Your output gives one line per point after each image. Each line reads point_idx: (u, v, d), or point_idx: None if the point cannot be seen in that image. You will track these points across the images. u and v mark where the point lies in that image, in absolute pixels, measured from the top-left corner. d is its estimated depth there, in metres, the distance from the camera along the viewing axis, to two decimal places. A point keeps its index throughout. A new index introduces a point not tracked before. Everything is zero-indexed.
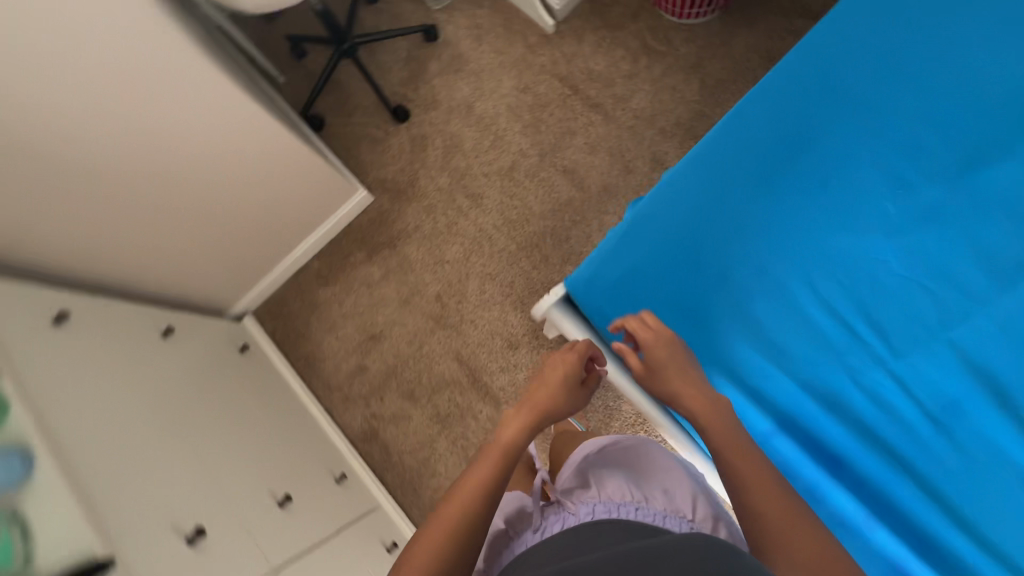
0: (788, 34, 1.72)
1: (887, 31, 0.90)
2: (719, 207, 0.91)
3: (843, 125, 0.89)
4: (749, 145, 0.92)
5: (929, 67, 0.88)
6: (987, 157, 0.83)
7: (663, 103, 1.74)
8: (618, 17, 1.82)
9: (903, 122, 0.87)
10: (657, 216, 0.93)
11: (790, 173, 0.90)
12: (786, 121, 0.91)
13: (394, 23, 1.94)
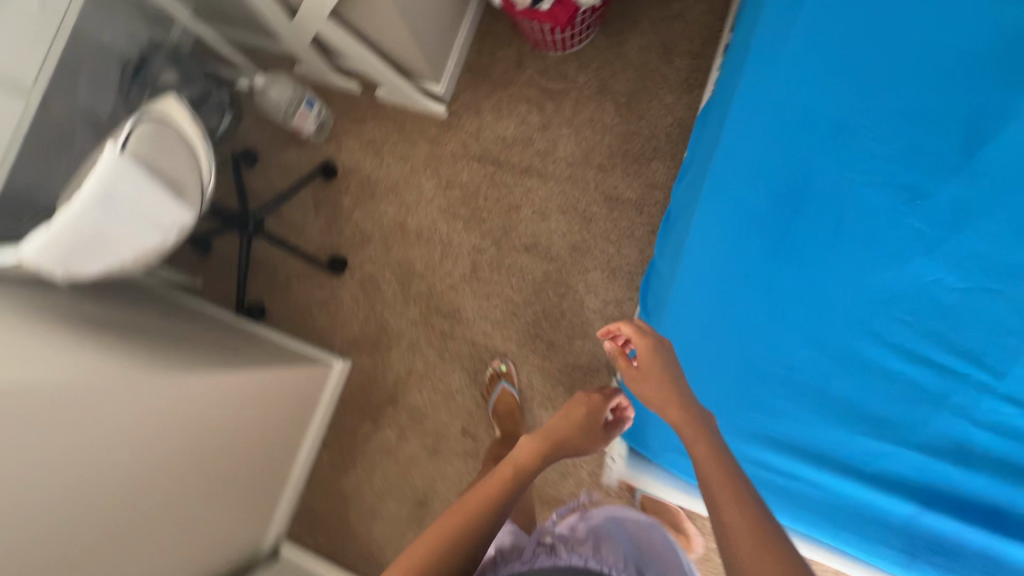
0: (674, 20, 1.65)
1: (826, 35, 0.82)
2: (745, 292, 0.81)
3: (830, 152, 0.80)
4: (741, 216, 0.82)
5: (887, 57, 0.79)
6: (992, 128, 0.75)
7: (589, 139, 1.65)
8: (503, 73, 1.71)
9: (889, 126, 0.78)
10: (685, 327, 0.83)
11: (800, 225, 0.80)
12: (769, 176, 0.81)
13: (287, 175, 1.80)
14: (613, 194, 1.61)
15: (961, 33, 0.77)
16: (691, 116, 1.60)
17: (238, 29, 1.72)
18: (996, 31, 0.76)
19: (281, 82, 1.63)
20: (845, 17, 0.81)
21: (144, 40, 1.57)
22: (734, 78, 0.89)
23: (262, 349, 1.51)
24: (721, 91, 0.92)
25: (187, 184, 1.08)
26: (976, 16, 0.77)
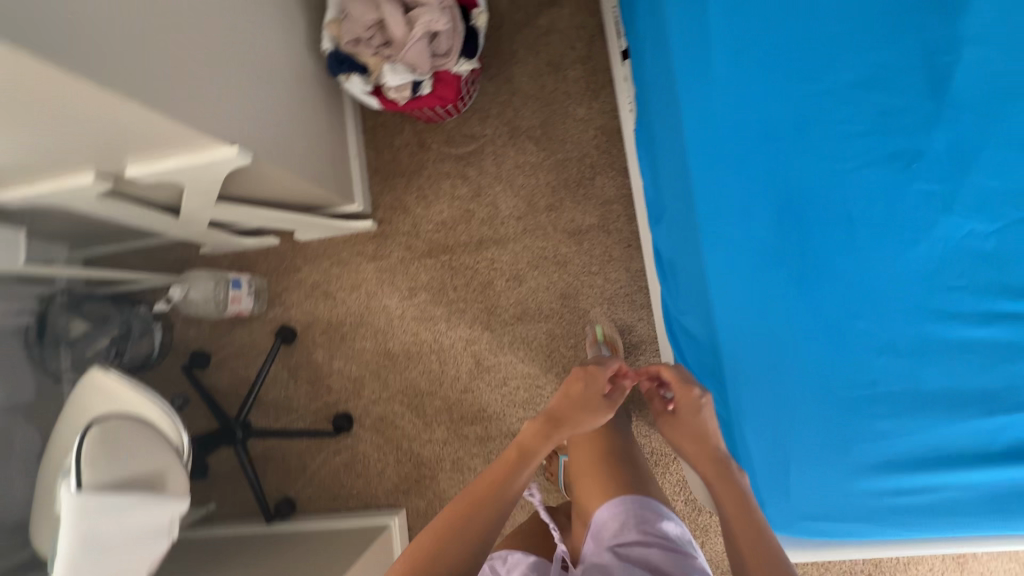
0: (548, 36, 1.58)
1: (747, 44, 0.80)
2: (797, 322, 0.76)
3: (805, 153, 0.77)
4: (750, 247, 0.79)
5: (813, 43, 0.78)
6: (933, 70, 0.76)
7: (526, 185, 1.57)
8: (411, 160, 1.61)
9: (847, 107, 0.77)
10: (757, 382, 0.77)
11: (815, 234, 0.76)
12: (757, 198, 0.79)
13: (247, 358, 1.66)
14: (572, 226, 1.54)
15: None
16: (607, 119, 1.54)
17: (125, 241, 1.56)
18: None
19: (199, 275, 1.52)
20: (750, 25, 0.80)
21: (33, 303, 1.39)
22: (672, 117, 0.87)
23: (310, 550, 1.37)
24: (665, 134, 0.90)
25: (162, 464, 0.94)
26: None
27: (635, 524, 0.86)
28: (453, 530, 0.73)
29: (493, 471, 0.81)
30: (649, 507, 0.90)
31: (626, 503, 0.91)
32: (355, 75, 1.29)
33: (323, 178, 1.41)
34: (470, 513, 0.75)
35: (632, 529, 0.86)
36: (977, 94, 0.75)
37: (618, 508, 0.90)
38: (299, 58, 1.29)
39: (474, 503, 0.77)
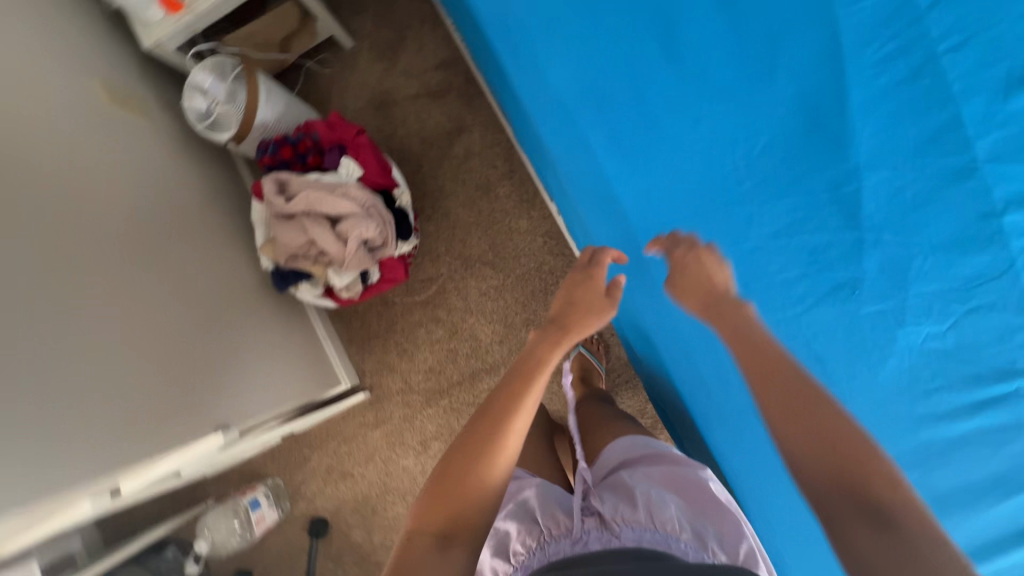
0: (467, 163, 1.61)
1: (653, 206, 0.86)
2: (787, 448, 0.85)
3: (745, 298, 0.82)
4: (736, 398, 0.88)
5: (715, 193, 0.82)
6: (842, 200, 0.76)
7: (495, 308, 1.59)
8: (381, 319, 1.63)
9: (768, 247, 0.80)
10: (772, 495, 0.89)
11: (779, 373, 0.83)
12: (723, 358, 0.87)
13: (288, 560, 1.65)
14: None
15: (754, 151, 0.79)
16: (550, 222, 1.58)
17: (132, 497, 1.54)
18: (779, 130, 0.78)
19: (220, 508, 1.59)
20: (668, 206, 0.85)
21: None
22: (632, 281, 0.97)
23: None
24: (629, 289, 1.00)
25: None
26: (753, 129, 0.79)
27: (647, 446, 0.98)
28: (496, 461, 0.74)
29: (519, 384, 0.82)
30: (658, 438, 1.02)
31: (636, 436, 1.03)
32: (302, 283, 1.31)
33: (304, 378, 1.44)
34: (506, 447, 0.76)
35: (643, 449, 0.98)
36: (888, 210, 0.75)
37: (633, 439, 1.02)
38: (237, 284, 1.34)
39: (515, 431, 0.77)
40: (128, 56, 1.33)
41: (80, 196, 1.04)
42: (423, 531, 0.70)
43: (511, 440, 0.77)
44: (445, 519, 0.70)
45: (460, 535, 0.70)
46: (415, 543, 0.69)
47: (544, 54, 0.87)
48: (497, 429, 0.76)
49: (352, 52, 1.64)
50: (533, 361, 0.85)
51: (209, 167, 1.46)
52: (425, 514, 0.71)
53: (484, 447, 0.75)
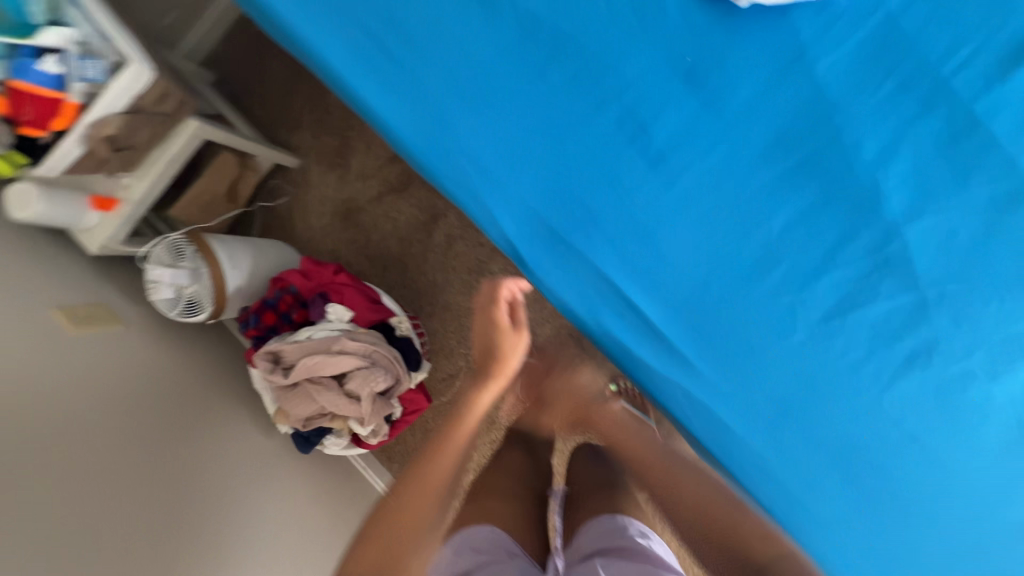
0: (451, 248, 1.50)
1: (659, 291, 0.76)
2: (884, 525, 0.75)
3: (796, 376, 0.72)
4: (836, 501, 0.75)
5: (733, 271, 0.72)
6: (888, 263, 0.67)
7: None
8: (415, 430, 1.58)
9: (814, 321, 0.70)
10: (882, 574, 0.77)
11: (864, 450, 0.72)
12: (808, 460, 0.74)
13: None
14: None
15: (774, 237, 0.69)
16: None
17: None
18: (791, 209, 0.68)
19: None
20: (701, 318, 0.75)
21: None
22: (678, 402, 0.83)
23: None
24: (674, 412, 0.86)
25: None
26: (767, 213, 0.69)
27: (630, 536, 1.02)
28: (431, 490, 0.86)
29: (448, 433, 0.91)
30: (638, 526, 1.06)
31: (628, 520, 1.07)
32: (327, 438, 1.24)
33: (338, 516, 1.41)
34: (434, 478, 0.87)
35: (622, 537, 1.02)
36: (943, 258, 0.66)
37: (620, 519, 1.08)
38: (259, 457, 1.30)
39: (446, 459, 0.89)
40: (78, 265, 1.25)
41: (77, 430, 0.98)
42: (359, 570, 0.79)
43: (441, 466, 0.88)
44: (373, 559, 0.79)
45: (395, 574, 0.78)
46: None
47: (479, 140, 0.76)
48: (432, 458, 0.89)
49: (301, 170, 1.56)
50: (466, 405, 0.94)
51: (195, 341, 1.39)
52: (363, 553, 0.80)
53: (420, 473, 0.88)
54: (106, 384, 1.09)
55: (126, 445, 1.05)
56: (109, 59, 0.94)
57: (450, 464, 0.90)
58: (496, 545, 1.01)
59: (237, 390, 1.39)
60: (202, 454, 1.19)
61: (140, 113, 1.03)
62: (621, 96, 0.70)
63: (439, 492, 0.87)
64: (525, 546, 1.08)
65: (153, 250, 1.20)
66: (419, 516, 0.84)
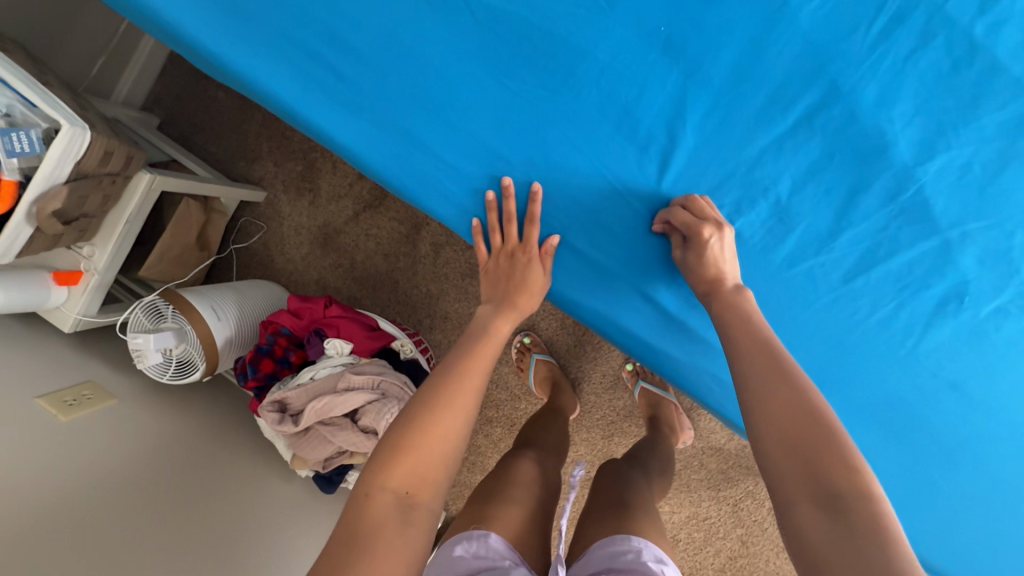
0: (436, 254, 1.43)
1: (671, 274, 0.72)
2: (935, 471, 0.72)
3: (824, 338, 0.69)
4: (884, 458, 0.73)
5: (746, 241, 0.68)
6: (906, 211, 0.63)
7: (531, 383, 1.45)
8: None
9: (838, 281, 0.67)
10: (937, 521, 0.75)
11: (906, 401, 0.69)
12: (852, 420, 0.72)
13: None
14: (605, 381, 1.43)
15: (784, 202, 0.65)
16: None
17: None
18: (796, 170, 0.64)
19: None
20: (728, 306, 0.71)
21: None
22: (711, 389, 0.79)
23: None
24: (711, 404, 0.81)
25: None
26: (773, 178, 0.65)
27: (640, 559, 0.67)
28: (460, 406, 0.65)
29: (477, 349, 0.72)
30: (653, 550, 0.70)
31: (634, 541, 0.70)
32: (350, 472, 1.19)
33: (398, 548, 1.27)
34: (470, 393, 0.67)
35: (629, 559, 0.68)
36: (963, 196, 0.62)
37: (628, 540, 0.71)
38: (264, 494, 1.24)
39: (475, 371, 0.69)
40: (53, 347, 1.18)
41: (92, 513, 0.93)
42: (390, 488, 0.60)
43: (471, 380, 0.68)
44: (398, 483, 0.60)
45: (423, 496, 0.61)
46: (378, 500, 0.59)
47: (453, 150, 0.71)
48: (457, 368, 0.68)
49: (268, 202, 1.48)
50: (483, 328, 0.75)
51: (190, 401, 1.33)
52: (389, 469, 0.61)
53: (443, 385, 0.67)
54: (109, 464, 1.03)
55: (146, 502, 1.02)
56: (40, 128, 0.86)
57: (483, 383, 0.69)
58: (498, 539, 0.71)
59: (245, 441, 1.34)
60: (218, 486, 1.17)
61: (85, 177, 0.95)
62: (599, 80, 0.64)
63: (469, 410, 0.66)
64: (523, 560, 0.70)
65: (132, 315, 1.16)
66: (449, 434, 0.64)
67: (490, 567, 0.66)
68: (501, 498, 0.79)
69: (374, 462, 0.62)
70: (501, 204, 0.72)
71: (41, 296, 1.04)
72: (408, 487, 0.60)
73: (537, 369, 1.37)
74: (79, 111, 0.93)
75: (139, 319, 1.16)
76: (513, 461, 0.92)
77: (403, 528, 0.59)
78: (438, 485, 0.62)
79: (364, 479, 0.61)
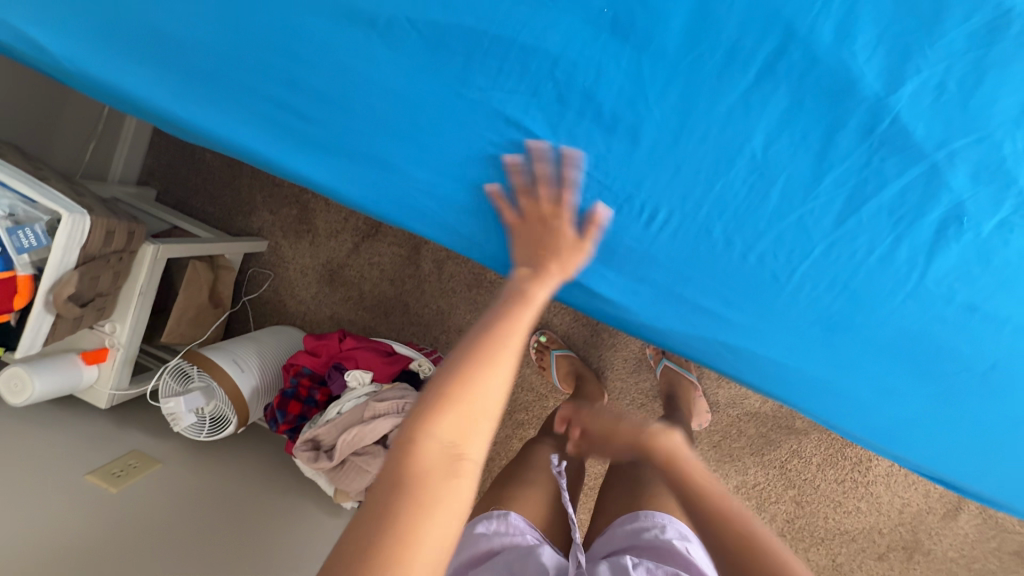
0: (439, 270, 1.45)
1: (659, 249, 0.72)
2: (956, 397, 0.71)
3: (823, 284, 0.68)
4: (911, 394, 0.72)
5: (727, 203, 0.67)
6: (886, 141, 0.62)
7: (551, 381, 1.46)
8: None
9: (827, 225, 0.66)
10: (970, 444, 0.74)
11: (918, 334, 0.68)
12: (879, 364, 0.71)
13: None
14: (629, 366, 1.42)
15: (760, 157, 0.65)
16: None
17: None
18: (767, 123, 0.63)
19: None
20: (719, 269, 0.71)
21: None
22: (709, 349, 0.81)
23: None
24: (715, 362, 0.83)
25: None
26: (746, 135, 0.64)
27: (664, 536, 0.67)
28: (509, 350, 0.56)
29: (525, 296, 0.63)
30: (677, 526, 0.69)
31: (658, 517, 0.70)
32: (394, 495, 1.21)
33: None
34: (515, 337, 0.57)
35: (652, 535, 0.68)
36: (942, 116, 0.60)
37: (652, 516, 0.71)
38: (289, 517, 1.26)
39: (524, 317, 0.60)
40: (96, 424, 1.23)
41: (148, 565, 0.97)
42: (435, 438, 0.49)
43: (520, 325, 0.59)
44: (442, 431, 0.50)
45: (469, 447, 0.51)
46: (422, 447, 0.49)
47: (425, 165, 0.72)
48: (508, 311, 0.59)
49: (272, 250, 1.52)
50: None
51: (225, 448, 1.37)
52: (433, 417, 0.50)
53: (490, 328, 0.58)
54: (159, 518, 1.08)
55: (177, 553, 1.02)
56: (43, 221, 0.91)
57: (530, 328, 0.60)
58: (518, 517, 0.71)
59: (283, 478, 1.37)
60: (239, 523, 1.17)
61: (93, 259, 0.99)
62: (554, 72, 0.64)
63: (513, 357, 0.56)
64: (546, 539, 0.71)
65: (162, 381, 1.20)
66: (496, 382, 0.53)
67: (512, 544, 0.67)
68: (533, 491, 0.80)
69: (414, 410, 0.52)
70: (482, 178, 0.71)
71: (73, 377, 1.10)
72: (456, 437, 0.50)
73: (558, 365, 1.37)
74: (79, 199, 0.98)
75: (169, 384, 1.20)
76: (538, 452, 0.93)
77: (450, 479, 0.48)
78: (487, 437, 0.52)
79: (406, 426, 0.51)
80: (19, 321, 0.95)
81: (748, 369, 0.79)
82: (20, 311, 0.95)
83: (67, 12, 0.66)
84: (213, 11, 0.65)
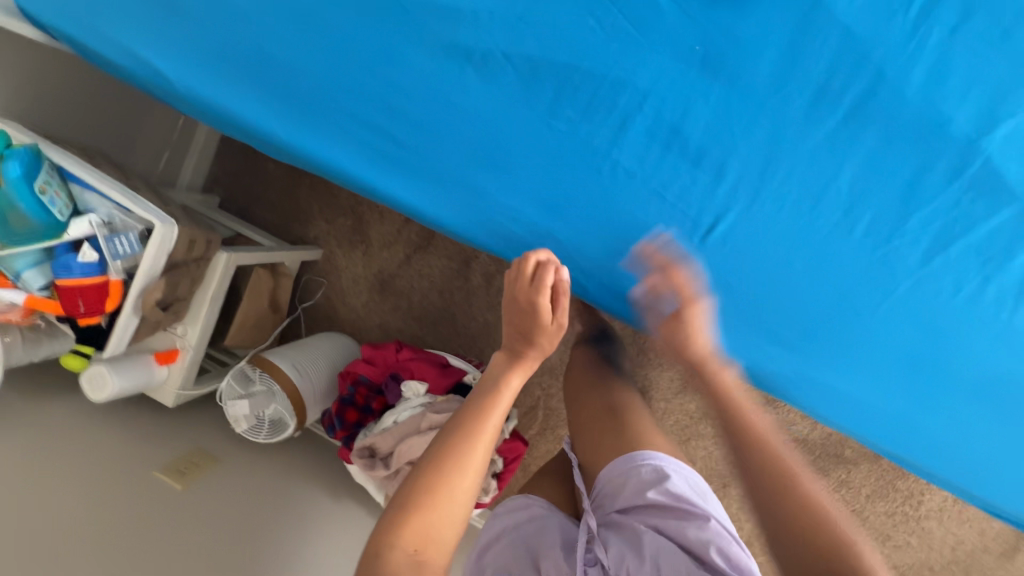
0: (488, 285, 1.48)
1: (737, 279, 0.73)
2: None
3: (902, 320, 0.69)
4: (987, 434, 0.72)
5: (811, 237, 0.68)
6: (977, 183, 0.62)
7: None
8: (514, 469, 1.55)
9: (912, 262, 0.66)
10: None
11: (996, 372, 0.68)
12: (958, 403, 0.71)
13: None
14: (673, 387, 1.40)
15: (846, 194, 0.66)
16: None
17: None
18: (855, 161, 0.64)
19: None
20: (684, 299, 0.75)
21: None
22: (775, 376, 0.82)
23: None
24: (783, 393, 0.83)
25: None
26: (833, 173, 0.65)
27: (643, 480, 0.79)
28: (469, 462, 0.64)
29: (487, 405, 0.69)
30: (655, 466, 0.80)
31: (636, 462, 0.81)
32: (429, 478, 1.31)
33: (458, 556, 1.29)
34: (475, 449, 0.65)
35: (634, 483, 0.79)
36: None
37: (632, 458, 0.81)
38: (338, 518, 1.30)
39: (485, 425, 0.67)
40: (162, 421, 1.30)
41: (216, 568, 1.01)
42: (399, 546, 0.57)
43: (483, 435, 0.66)
44: (412, 536, 0.58)
45: (431, 554, 0.58)
46: (388, 556, 0.56)
47: (507, 191, 0.74)
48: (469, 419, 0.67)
49: (326, 259, 1.57)
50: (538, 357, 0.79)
51: (277, 449, 1.42)
52: (398, 527, 0.58)
53: (453, 439, 0.65)
54: (223, 516, 1.12)
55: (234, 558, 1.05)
56: (137, 230, 0.96)
57: (491, 438, 0.67)
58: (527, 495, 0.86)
59: (331, 480, 1.42)
60: (291, 520, 1.20)
61: (177, 266, 1.04)
62: (642, 106, 0.66)
63: (479, 465, 0.65)
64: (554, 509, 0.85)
65: (225, 384, 1.24)
66: (457, 495, 0.62)
67: (523, 515, 0.82)
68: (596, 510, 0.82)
69: (385, 517, 0.59)
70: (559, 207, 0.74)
71: (146, 376, 1.15)
72: (416, 544, 0.58)
73: None
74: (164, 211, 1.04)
75: (232, 387, 1.25)
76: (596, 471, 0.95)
77: None
78: (445, 543, 0.60)
79: (376, 534, 0.59)
80: (108, 324, 1.01)
81: (817, 402, 0.79)
82: (109, 314, 1.00)
83: (186, 43, 0.72)
84: (323, 46, 0.70)
